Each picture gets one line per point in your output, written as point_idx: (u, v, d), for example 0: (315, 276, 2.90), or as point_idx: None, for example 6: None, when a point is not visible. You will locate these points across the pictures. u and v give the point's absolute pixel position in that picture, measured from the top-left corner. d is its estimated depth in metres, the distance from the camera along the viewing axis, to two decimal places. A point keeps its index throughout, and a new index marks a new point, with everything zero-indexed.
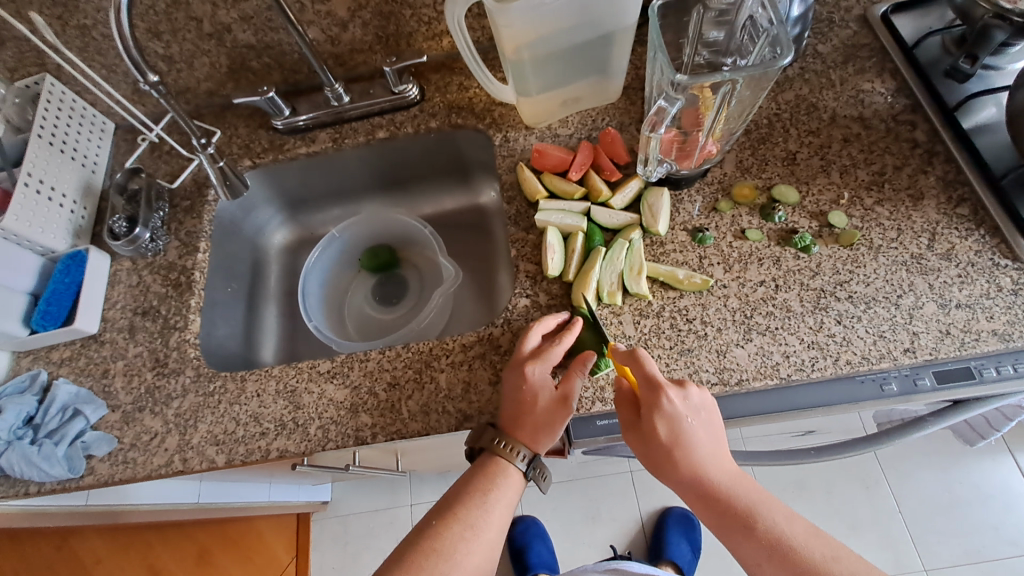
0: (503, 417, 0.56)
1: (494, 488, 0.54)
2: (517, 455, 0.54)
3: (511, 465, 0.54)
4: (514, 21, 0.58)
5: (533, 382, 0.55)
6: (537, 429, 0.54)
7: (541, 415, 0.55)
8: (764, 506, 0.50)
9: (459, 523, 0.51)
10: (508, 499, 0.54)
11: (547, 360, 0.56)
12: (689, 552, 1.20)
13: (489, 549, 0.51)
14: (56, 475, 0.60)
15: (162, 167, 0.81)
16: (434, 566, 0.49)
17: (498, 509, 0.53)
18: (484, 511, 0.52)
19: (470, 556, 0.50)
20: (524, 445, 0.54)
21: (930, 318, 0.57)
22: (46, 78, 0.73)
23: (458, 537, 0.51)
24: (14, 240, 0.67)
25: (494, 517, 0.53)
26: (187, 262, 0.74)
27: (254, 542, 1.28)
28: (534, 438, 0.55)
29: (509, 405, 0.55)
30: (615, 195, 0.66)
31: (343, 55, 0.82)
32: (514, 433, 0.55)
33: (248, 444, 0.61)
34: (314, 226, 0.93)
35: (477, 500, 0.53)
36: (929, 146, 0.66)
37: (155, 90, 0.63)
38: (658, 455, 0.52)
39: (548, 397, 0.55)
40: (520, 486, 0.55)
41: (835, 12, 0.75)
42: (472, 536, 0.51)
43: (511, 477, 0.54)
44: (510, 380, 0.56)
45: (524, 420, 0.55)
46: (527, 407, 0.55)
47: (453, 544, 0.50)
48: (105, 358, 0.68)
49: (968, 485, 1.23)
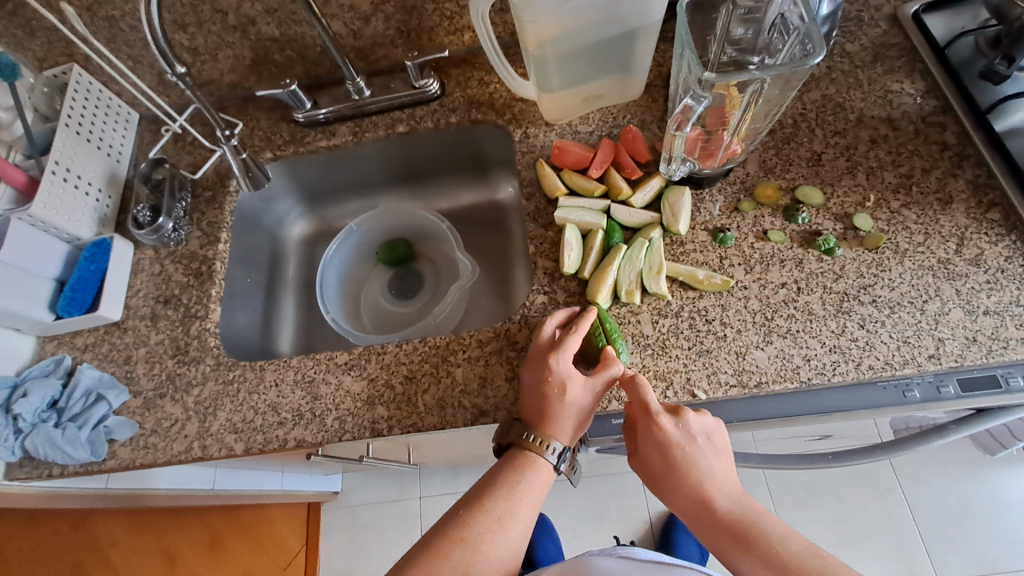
0: (528, 413, 0.56)
1: (522, 481, 0.53)
2: (547, 449, 0.54)
3: (541, 459, 0.54)
4: (538, 16, 0.58)
5: (555, 375, 0.55)
6: (565, 421, 0.55)
7: (568, 407, 0.55)
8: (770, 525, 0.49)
9: (486, 514, 0.51)
10: (536, 493, 0.54)
11: (566, 351, 0.55)
12: (695, 553, 1.22)
13: (515, 542, 0.51)
14: (79, 458, 0.61)
15: (184, 158, 0.82)
16: (460, 556, 0.49)
17: (526, 503, 0.53)
18: (511, 504, 0.52)
19: (495, 548, 0.50)
20: (553, 438, 0.54)
21: (957, 324, 0.56)
22: (74, 68, 0.74)
23: (485, 528, 0.50)
24: (41, 227, 0.68)
25: (522, 511, 0.52)
26: (209, 253, 0.74)
27: (265, 529, 1.31)
28: (562, 430, 0.55)
29: (533, 401, 0.55)
30: (635, 194, 0.65)
31: (364, 48, 0.82)
32: (542, 427, 0.54)
33: (266, 433, 0.61)
34: (332, 219, 0.94)
35: (503, 492, 0.53)
36: (959, 149, 0.64)
37: (182, 82, 0.64)
38: (656, 476, 0.53)
39: (573, 389, 0.55)
40: (549, 481, 0.55)
41: (864, 11, 0.74)
42: (498, 528, 0.51)
43: (541, 471, 0.54)
44: (532, 377, 0.56)
45: (551, 415, 0.54)
46: (553, 400, 0.54)
47: (480, 535, 0.50)
48: (128, 344, 0.69)
49: (984, 494, 1.20)
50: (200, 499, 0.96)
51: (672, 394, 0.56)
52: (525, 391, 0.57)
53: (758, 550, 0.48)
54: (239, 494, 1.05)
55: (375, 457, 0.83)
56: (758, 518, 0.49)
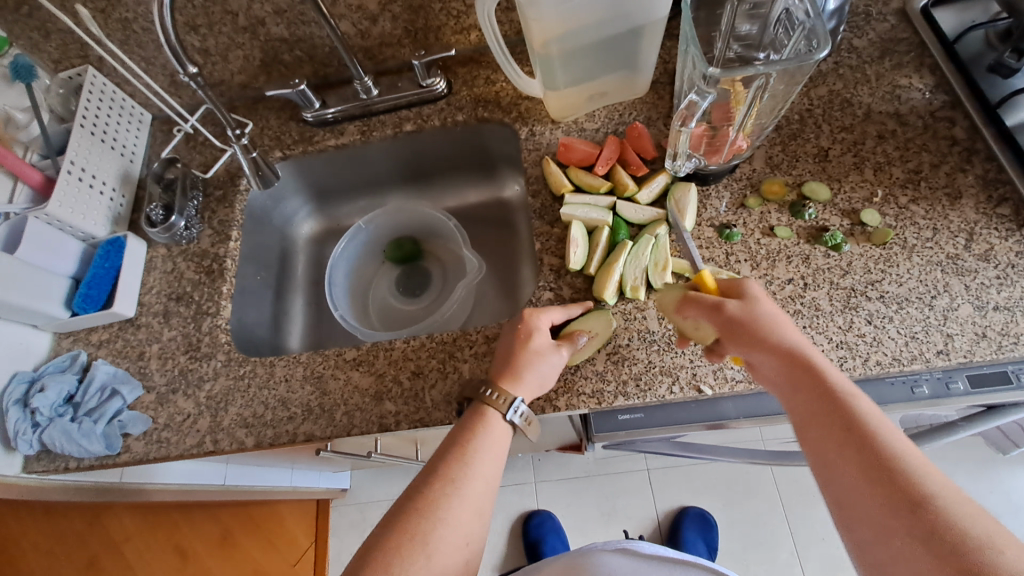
0: (493, 373, 0.57)
1: (474, 439, 0.52)
2: (506, 403, 0.53)
3: (494, 411, 0.54)
4: (543, 14, 0.59)
5: (531, 329, 0.57)
6: (527, 374, 0.55)
7: (534, 360, 0.56)
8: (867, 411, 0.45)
9: (440, 479, 0.49)
10: (493, 451, 0.52)
11: (548, 315, 0.58)
12: (705, 551, 1.19)
13: (474, 505, 0.48)
14: (94, 452, 0.62)
15: (196, 157, 0.83)
16: (416, 525, 0.46)
17: (481, 459, 0.51)
18: (465, 465, 0.50)
19: (455, 512, 0.47)
20: (509, 390, 0.54)
21: (966, 320, 0.56)
22: (88, 69, 0.75)
23: (441, 493, 0.48)
24: (57, 225, 0.70)
25: (478, 469, 0.50)
26: (219, 251, 0.75)
27: (274, 525, 1.32)
28: (523, 384, 0.54)
29: (502, 356, 0.57)
30: (641, 190, 0.66)
31: (372, 48, 0.83)
32: (503, 380, 0.55)
33: (275, 427, 0.62)
34: (341, 217, 0.94)
35: (456, 456, 0.51)
36: (968, 143, 0.64)
37: (194, 81, 0.65)
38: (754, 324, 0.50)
39: (542, 344, 0.56)
40: (504, 439, 0.54)
41: (872, 5, 0.73)
42: (454, 491, 0.48)
43: (493, 426, 0.53)
44: (509, 334, 0.59)
45: (515, 364, 0.55)
46: (519, 353, 0.56)
47: (437, 501, 0.47)
48: (142, 341, 0.70)
49: (997, 495, 1.19)
50: (213, 494, 0.97)
51: (678, 389, 0.57)
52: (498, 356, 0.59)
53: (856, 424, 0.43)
54: (250, 489, 1.06)
55: (384, 453, 0.83)
56: (856, 393, 0.46)
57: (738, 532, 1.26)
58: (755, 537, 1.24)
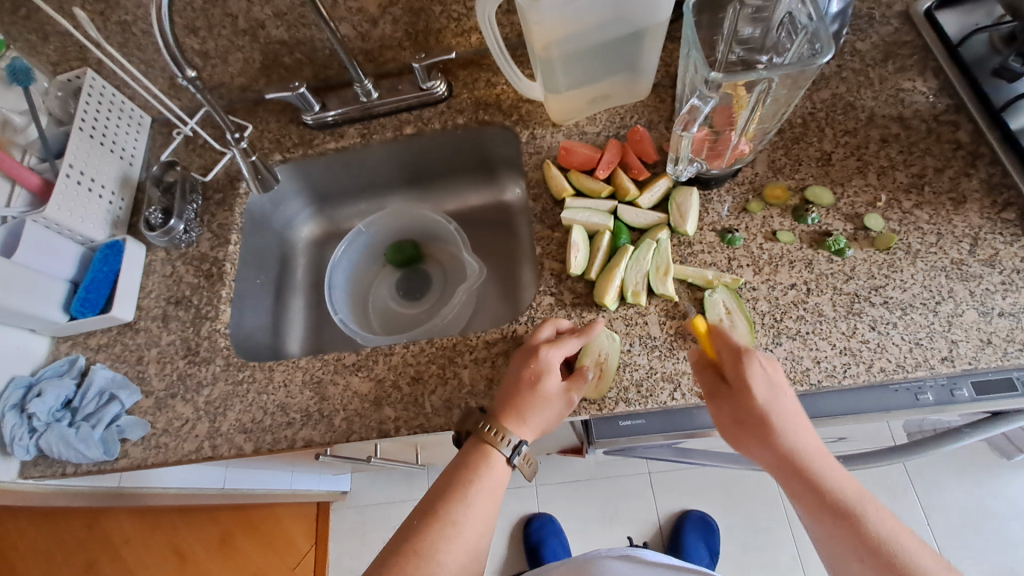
0: (495, 404, 0.56)
1: (476, 479, 0.53)
2: (504, 441, 0.54)
3: (497, 452, 0.54)
4: (544, 18, 0.58)
5: (543, 366, 0.55)
6: (532, 418, 0.54)
7: (541, 404, 0.54)
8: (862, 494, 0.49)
9: (440, 522, 0.51)
10: (494, 489, 0.54)
11: (562, 349, 0.56)
12: (706, 556, 1.18)
13: (472, 545, 0.51)
14: (92, 457, 0.62)
15: (195, 160, 0.83)
16: (415, 568, 0.48)
17: (481, 500, 0.53)
18: (465, 507, 0.52)
19: (453, 555, 0.49)
20: (511, 432, 0.54)
21: (970, 326, 0.55)
22: (87, 72, 0.75)
23: (439, 536, 0.50)
24: (55, 228, 0.70)
25: (477, 511, 0.52)
26: (219, 254, 0.75)
27: (274, 528, 1.31)
28: (525, 427, 0.54)
29: (508, 387, 0.56)
30: (642, 195, 0.65)
31: (372, 51, 0.83)
32: (504, 419, 0.54)
33: (274, 433, 0.62)
34: (341, 220, 0.94)
35: (456, 496, 0.52)
36: (973, 147, 0.63)
37: (192, 85, 0.65)
38: (752, 425, 0.52)
39: (551, 385, 0.55)
40: (504, 476, 0.55)
41: (875, 8, 0.73)
42: (454, 534, 0.50)
43: (495, 465, 0.54)
44: (520, 364, 0.56)
45: (522, 405, 0.54)
46: (526, 391, 0.54)
47: (435, 544, 0.49)
48: (140, 345, 0.70)
49: (1000, 499, 1.18)
50: (212, 498, 0.97)
51: (680, 396, 0.56)
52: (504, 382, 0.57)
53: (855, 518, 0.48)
54: (249, 493, 1.06)
55: (383, 457, 0.83)
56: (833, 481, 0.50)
57: (739, 537, 1.25)
58: (757, 542, 1.24)
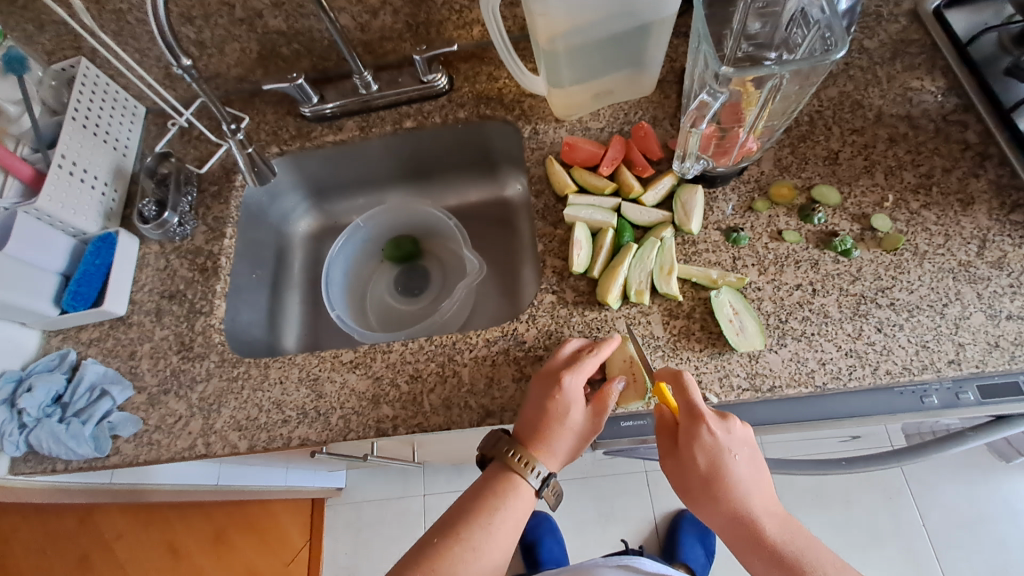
0: (519, 430, 0.55)
1: (501, 506, 0.53)
2: (531, 470, 0.53)
3: (524, 482, 0.54)
4: (550, 10, 0.57)
5: (566, 395, 0.53)
6: (557, 445, 0.54)
7: (565, 432, 0.53)
8: (811, 555, 0.48)
9: (461, 544, 0.50)
10: (516, 520, 0.53)
11: (583, 372, 0.54)
12: (703, 556, 1.18)
13: (488, 571, 0.51)
14: (83, 454, 0.61)
15: (191, 152, 0.82)
16: None
17: (503, 529, 0.52)
18: (487, 533, 0.51)
19: None
20: (539, 462, 0.53)
21: (978, 329, 0.55)
22: (81, 61, 0.73)
23: (457, 557, 0.50)
24: (46, 220, 0.68)
25: (497, 539, 0.52)
26: (214, 248, 0.74)
27: (269, 524, 1.30)
28: (553, 456, 0.54)
29: (529, 416, 0.54)
30: (646, 192, 0.64)
31: (372, 42, 0.81)
32: (531, 448, 0.54)
33: (269, 431, 0.61)
34: (339, 215, 0.93)
35: (480, 521, 0.52)
36: (981, 148, 0.63)
37: (188, 75, 0.63)
38: (697, 489, 0.51)
39: (575, 413, 0.54)
40: (529, 506, 0.54)
41: (884, 6, 0.72)
42: (472, 559, 0.50)
43: (522, 495, 0.53)
44: (540, 394, 0.54)
45: (548, 435, 0.53)
46: (552, 420, 0.53)
47: (452, 566, 0.49)
48: (133, 339, 0.69)
49: (995, 501, 1.19)
50: (205, 494, 0.95)
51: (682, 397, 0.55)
52: (524, 407, 0.56)
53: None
54: (243, 490, 1.04)
55: (380, 454, 0.82)
56: (777, 530, 0.50)
57: None
58: None
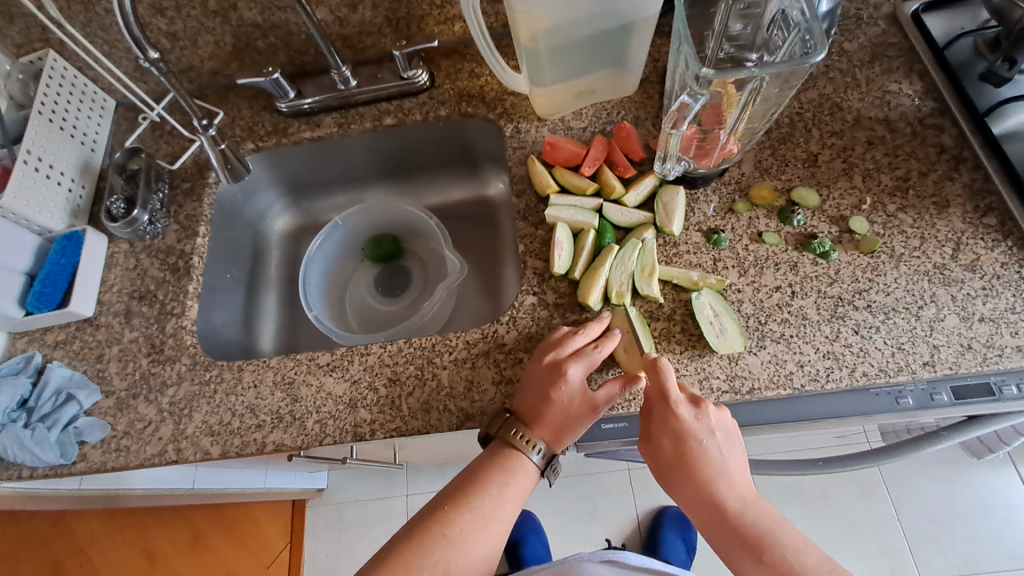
0: (520, 411, 0.55)
1: (509, 480, 0.53)
2: (532, 448, 0.54)
3: (525, 457, 0.54)
4: (531, 7, 0.56)
5: (567, 383, 0.53)
6: (556, 427, 0.54)
7: (564, 416, 0.54)
8: (772, 527, 0.49)
9: (472, 512, 0.52)
10: (521, 494, 0.54)
11: (587, 362, 0.54)
12: (684, 551, 1.20)
13: (496, 541, 0.52)
14: (48, 461, 0.59)
15: (163, 147, 0.79)
16: (442, 551, 0.49)
17: (512, 500, 0.53)
18: (498, 503, 0.52)
19: (478, 545, 0.50)
20: (538, 440, 0.54)
21: (951, 331, 0.55)
22: (48, 52, 0.71)
23: (469, 526, 0.51)
24: (12, 218, 0.66)
25: (505, 509, 0.53)
26: (186, 247, 0.72)
27: (248, 526, 1.29)
28: (551, 436, 0.54)
29: (532, 400, 0.54)
30: (628, 193, 0.64)
31: (350, 37, 0.79)
32: (531, 429, 0.54)
33: (243, 436, 0.59)
34: (317, 213, 0.91)
35: (490, 491, 0.53)
36: (956, 152, 0.63)
37: (155, 68, 0.61)
38: (666, 470, 0.52)
39: (575, 398, 0.54)
40: (535, 480, 0.55)
41: (863, 9, 0.73)
42: (482, 527, 0.51)
43: (528, 470, 0.54)
44: (547, 376, 0.54)
45: (547, 417, 0.54)
46: (552, 404, 0.53)
47: (463, 533, 0.50)
48: (101, 342, 0.66)
49: (968, 495, 1.21)
50: (180, 498, 0.93)
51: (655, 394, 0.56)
52: (524, 390, 0.55)
53: (762, 559, 0.48)
54: (220, 493, 1.02)
55: (360, 457, 0.81)
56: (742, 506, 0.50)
57: None
58: None
